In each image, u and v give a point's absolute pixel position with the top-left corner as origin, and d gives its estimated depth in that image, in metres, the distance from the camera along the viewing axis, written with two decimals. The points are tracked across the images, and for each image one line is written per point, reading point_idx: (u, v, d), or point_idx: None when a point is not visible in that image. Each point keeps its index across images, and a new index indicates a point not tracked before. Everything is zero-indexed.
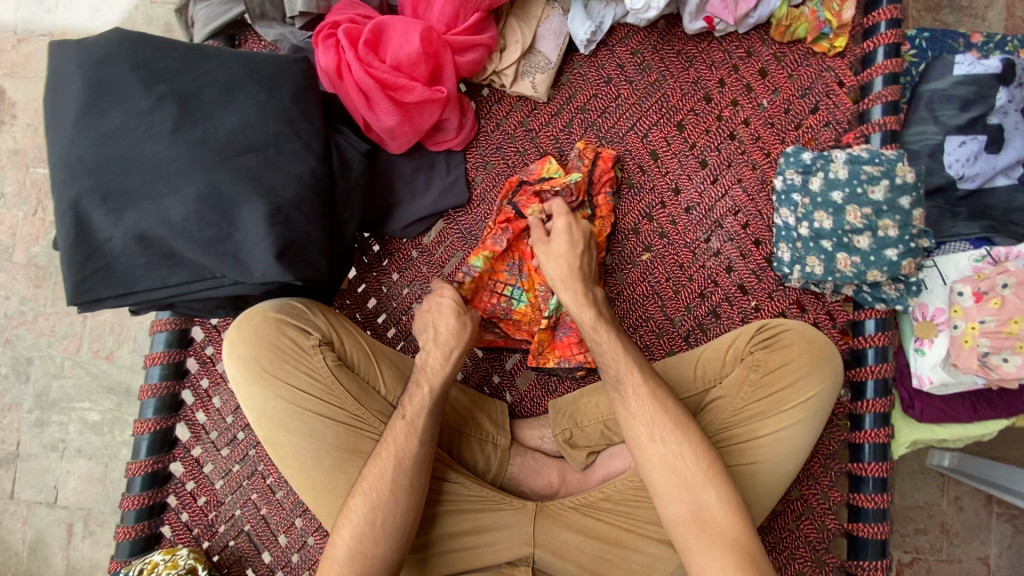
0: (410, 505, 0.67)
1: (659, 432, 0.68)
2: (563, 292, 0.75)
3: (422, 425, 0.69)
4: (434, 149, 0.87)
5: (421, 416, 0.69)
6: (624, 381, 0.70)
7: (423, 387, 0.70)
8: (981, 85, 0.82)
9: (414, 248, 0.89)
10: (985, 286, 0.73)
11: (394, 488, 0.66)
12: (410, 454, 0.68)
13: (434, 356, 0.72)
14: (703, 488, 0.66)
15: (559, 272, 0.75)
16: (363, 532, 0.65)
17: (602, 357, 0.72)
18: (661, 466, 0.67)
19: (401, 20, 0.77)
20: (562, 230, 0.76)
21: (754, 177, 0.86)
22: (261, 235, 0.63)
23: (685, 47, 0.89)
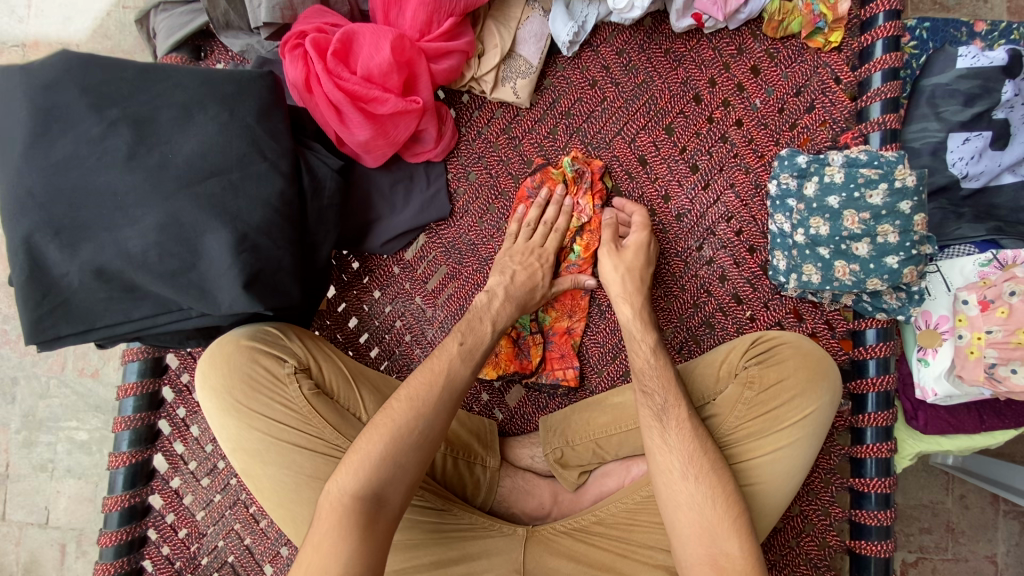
0: (448, 407, 0.65)
1: (694, 471, 0.66)
2: (625, 306, 0.76)
3: (476, 355, 0.69)
4: (412, 160, 0.83)
5: (479, 351, 0.70)
6: (670, 411, 0.69)
7: (488, 324, 0.72)
8: (986, 79, 0.78)
9: (395, 264, 0.86)
10: (991, 295, 0.70)
11: (439, 404, 0.65)
12: (462, 378, 0.67)
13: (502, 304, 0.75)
14: (727, 536, 0.63)
15: (626, 283, 0.76)
16: (400, 435, 0.62)
17: (648, 385, 0.71)
18: (688, 507, 0.65)
19: (371, 28, 0.73)
20: (641, 243, 0.79)
21: (747, 181, 0.83)
22: (227, 264, 0.60)
23: (673, 45, 0.84)
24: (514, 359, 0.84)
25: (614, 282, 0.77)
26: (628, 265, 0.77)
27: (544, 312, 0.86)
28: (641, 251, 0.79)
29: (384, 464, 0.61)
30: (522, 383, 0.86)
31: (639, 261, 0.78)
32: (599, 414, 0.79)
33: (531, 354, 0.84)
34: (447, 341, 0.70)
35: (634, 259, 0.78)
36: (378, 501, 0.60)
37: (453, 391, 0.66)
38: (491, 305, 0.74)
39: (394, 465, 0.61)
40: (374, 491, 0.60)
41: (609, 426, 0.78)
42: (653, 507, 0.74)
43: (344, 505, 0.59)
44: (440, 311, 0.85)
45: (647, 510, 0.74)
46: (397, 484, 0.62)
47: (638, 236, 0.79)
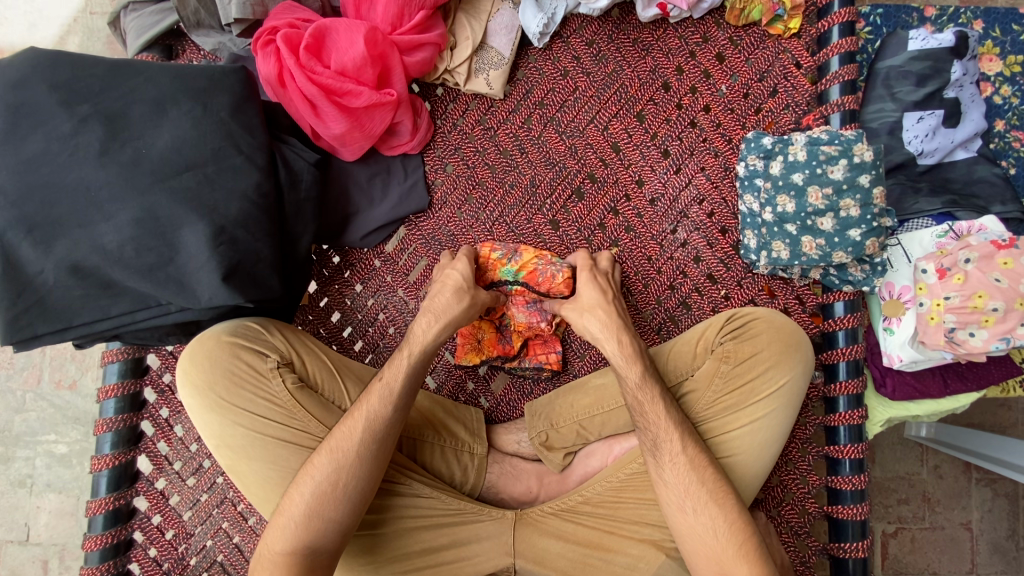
0: (373, 453, 0.65)
1: (691, 504, 0.66)
2: (609, 347, 0.72)
3: (398, 393, 0.67)
4: (389, 153, 0.84)
5: (398, 382, 0.67)
6: (662, 446, 0.68)
7: (407, 355, 0.69)
8: (936, 60, 0.82)
9: (376, 257, 0.87)
10: (948, 262, 0.73)
11: (361, 453, 0.64)
12: (382, 421, 0.65)
13: (430, 322, 0.70)
14: (734, 563, 0.64)
15: (599, 325, 0.73)
16: (324, 493, 0.63)
17: (643, 419, 0.69)
18: (690, 537, 0.66)
19: (345, 23, 0.74)
20: (587, 280, 0.77)
21: (717, 164, 0.85)
22: (205, 257, 0.60)
23: (640, 35, 0.87)
24: (496, 341, 0.84)
25: (588, 326, 0.74)
26: (587, 306, 0.75)
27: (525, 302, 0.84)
28: (592, 284, 0.77)
29: (310, 521, 0.62)
30: (507, 371, 0.87)
31: (597, 294, 0.75)
32: (582, 396, 0.81)
33: (514, 339, 0.84)
34: (371, 384, 0.68)
35: (593, 295, 0.75)
36: (311, 555, 0.62)
37: (376, 439, 0.65)
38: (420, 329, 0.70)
39: (323, 521, 0.62)
40: (306, 546, 0.62)
41: (592, 406, 0.79)
42: (638, 485, 0.75)
43: (275, 564, 0.62)
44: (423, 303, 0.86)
45: (631, 488, 0.75)
46: (332, 534, 0.63)
47: (582, 273, 0.78)
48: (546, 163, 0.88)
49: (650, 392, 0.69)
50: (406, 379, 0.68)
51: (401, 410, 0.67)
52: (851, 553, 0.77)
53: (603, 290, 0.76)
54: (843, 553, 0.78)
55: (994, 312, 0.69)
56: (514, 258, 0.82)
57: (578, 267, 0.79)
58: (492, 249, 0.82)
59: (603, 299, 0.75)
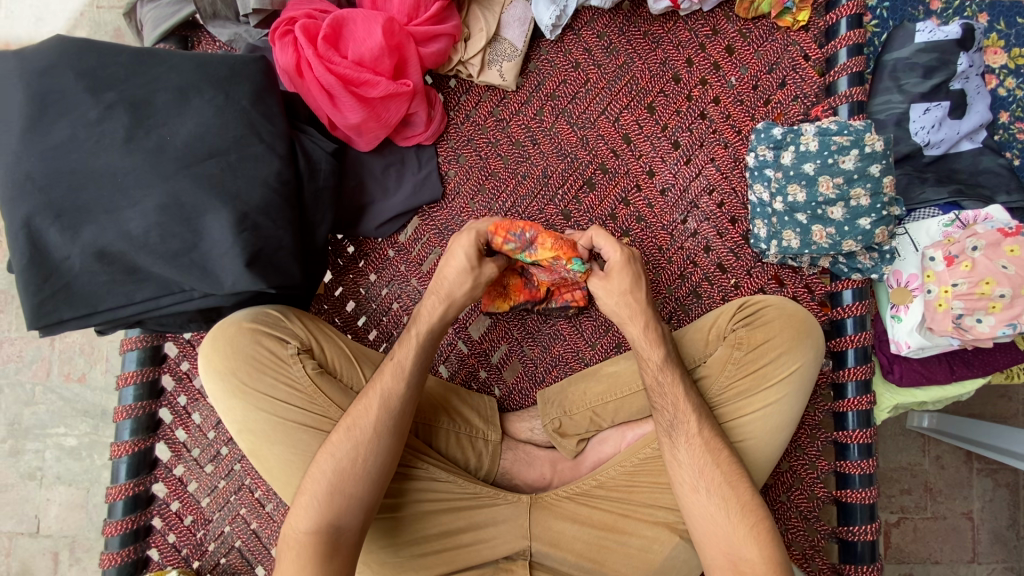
0: (389, 427, 0.66)
1: (705, 483, 0.68)
2: (633, 329, 0.72)
3: (408, 368, 0.69)
4: (403, 144, 0.85)
5: (409, 360, 0.69)
6: (679, 427, 0.70)
7: (415, 333, 0.70)
8: (943, 52, 0.83)
9: (390, 247, 0.88)
10: (956, 250, 0.74)
11: (378, 428, 0.65)
12: (397, 396, 0.67)
13: (434, 303, 0.71)
14: (744, 542, 0.65)
15: (625, 311, 0.72)
16: (344, 468, 0.64)
17: (662, 400, 0.71)
18: (700, 516, 0.67)
19: (362, 13, 0.75)
20: (619, 265, 0.71)
21: (726, 155, 0.87)
22: (229, 244, 0.61)
23: (651, 28, 0.88)
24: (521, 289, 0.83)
25: (611, 310, 0.73)
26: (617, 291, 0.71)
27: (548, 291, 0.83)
28: (627, 269, 0.71)
29: (332, 497, 0.63)
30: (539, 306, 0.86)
31: (627, 283, 0.71)
32: (595, 383, 0.82)
33: (540, 284, 0.82)
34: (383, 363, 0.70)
35: (623, 282, 0.71)
36: (334, 533, 0.62)
37: (390, 413, 0.66)
38: (425, 310, 0.71)
39: (344, 497, 0.63)
40: (331, 524, 0.62)
41: (605, 393, 0.81)
42: (652, 470, 0.76)
43: (300, 544, 0.61)
44: None
45: (645, 473, 0.76)
46: (354, 511, 0.64)
47: (614, 255, 0.71)
48: (558, 154, 0.89)
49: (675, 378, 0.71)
50: (417, 356, 0.70)
51: (414, 385, 0.69)
52: (860, 536, 0.78)
53: (637, 276, 0.72)
54: (852, 536, 0.79)
55: (1001, 298, 0.72)
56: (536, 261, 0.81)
57: (607, 248, 0.71)
58: (505, 238, 0.70)
59: (634, 287, 0.71)
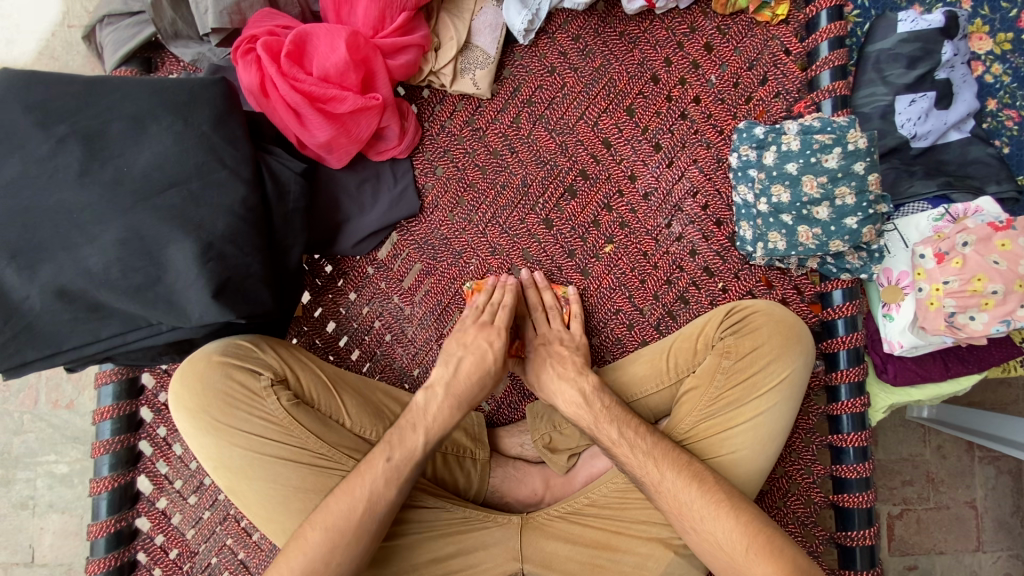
0: (370, 533, 0.63)
1: (687, 522, 0.67)
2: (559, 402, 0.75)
3: (403, 476, 0.66)
4: (377, 158, 0.83)
5: (408, 466, 0.66)
6: (645, 480, 0.69)
7: (420, 434, 0.68)
8: (926, 41, 0.81)
9: (369, 264, 0.86)
10: (946, 247, 0.72)
11: (358, 534, 0.63)
12: (384, 503, 0.64)
13: (441, 407, 0.70)
14: (748, 565, 0.63)
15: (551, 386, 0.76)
16: (314, 571, 0.61)
17: (616, 456, 0.70)
18: (703, 545, 0.66)
19: (325, 28, 0.73)
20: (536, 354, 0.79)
21: (709, 156, 0.85)
22: (194, 275, 0.59)
23: (626, 28, 0.86)
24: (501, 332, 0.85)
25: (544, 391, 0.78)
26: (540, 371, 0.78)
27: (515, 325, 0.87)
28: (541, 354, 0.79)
29: None
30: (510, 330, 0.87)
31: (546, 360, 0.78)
32: None
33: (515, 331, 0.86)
34: (374, 454, 0.67)
35: (543, 361, 0.78)
36: None
37: (374, 520, 0.64)
38: (429, 407, 0.70)
39: None
40: None
41: None
42: None
43: None
44: (419, 308, 0.86)
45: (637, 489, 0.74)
46: None
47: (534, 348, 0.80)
48: (536, 162, 0.87)
49: (609, 426, 0.71)
50: (415, 463, 0.67)
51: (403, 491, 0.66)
52: (859, 541, 0.77)
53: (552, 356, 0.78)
54: (851, 542, 0.77)
55: (993, 295, 0.70)
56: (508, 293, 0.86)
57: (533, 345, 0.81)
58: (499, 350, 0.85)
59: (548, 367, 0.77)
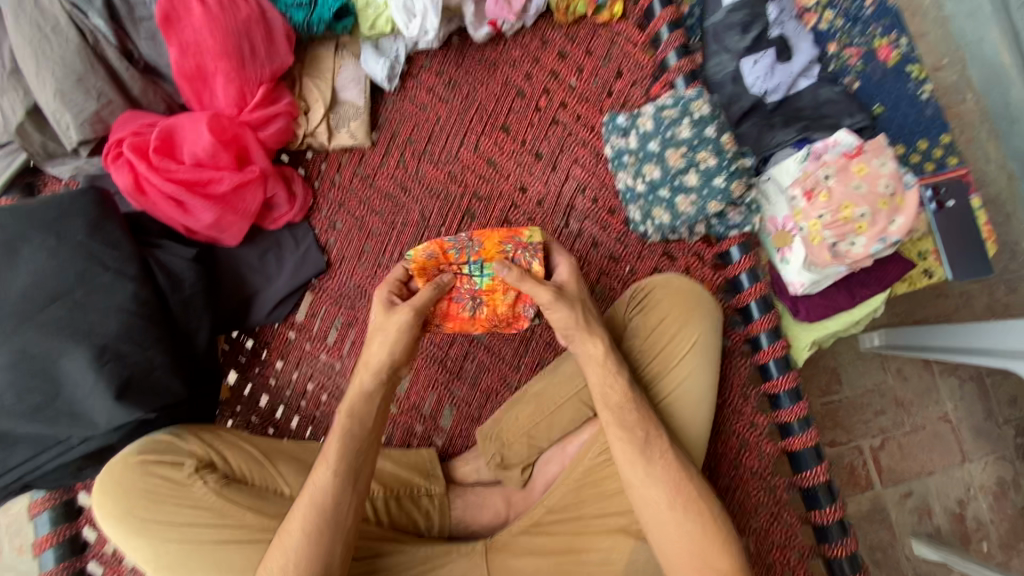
0: (322, 525, 0.62)
1: (681, 500, 0.66)
2: (584, 350, 0.70)
3: (333, 460, 0.64)
4: (273, 227, 0.85)
5: (337, 443, 0.65)
6: (653, 443, 0.68)
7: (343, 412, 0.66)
8: (751, 7, 0.88)
9: (289, 330, 0.87)
10: (811, 184, 0.77)
11: (305, 529, 0.62)
12: (324, 491, 0.63)
13: (370, 370, 0.67)
14: (717, 556, 0.64)
15: (565, 322, 0.69)
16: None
17: (627, 416, 0.69)
18: (678, 536, 0.65)
19: (188, 117, 0.75)
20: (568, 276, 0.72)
21: (587, 153, 0.89)
22: (93, 382, 0.61)
23: (483, 56, 0.91)
24: (447, 299, 0.73)
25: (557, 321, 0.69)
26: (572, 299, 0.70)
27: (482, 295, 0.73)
28: (577, 284, 0.72)
29: None
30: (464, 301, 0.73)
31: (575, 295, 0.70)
32: (524, 406, 0.81)
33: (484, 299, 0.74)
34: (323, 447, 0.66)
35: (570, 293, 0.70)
36: None
37: (322, 508, 0.62)
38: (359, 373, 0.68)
39: None
40: None
41: (534, 415, 0.80)
42: (594, 479, 0.76)
43: None
44: (348, 360, 0.86)
45: (590, 485, 0.76)
46: None
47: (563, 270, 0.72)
48: (430, 195, 0.90)
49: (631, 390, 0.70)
50: (344, 441, 0.65)
51: (344, 477, 0.64)
52: (815, 479, 0.79)
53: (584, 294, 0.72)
54: (808, 482, 0.79)
55: (863, 218, 0.74)
56: (474, 252, 0.72)
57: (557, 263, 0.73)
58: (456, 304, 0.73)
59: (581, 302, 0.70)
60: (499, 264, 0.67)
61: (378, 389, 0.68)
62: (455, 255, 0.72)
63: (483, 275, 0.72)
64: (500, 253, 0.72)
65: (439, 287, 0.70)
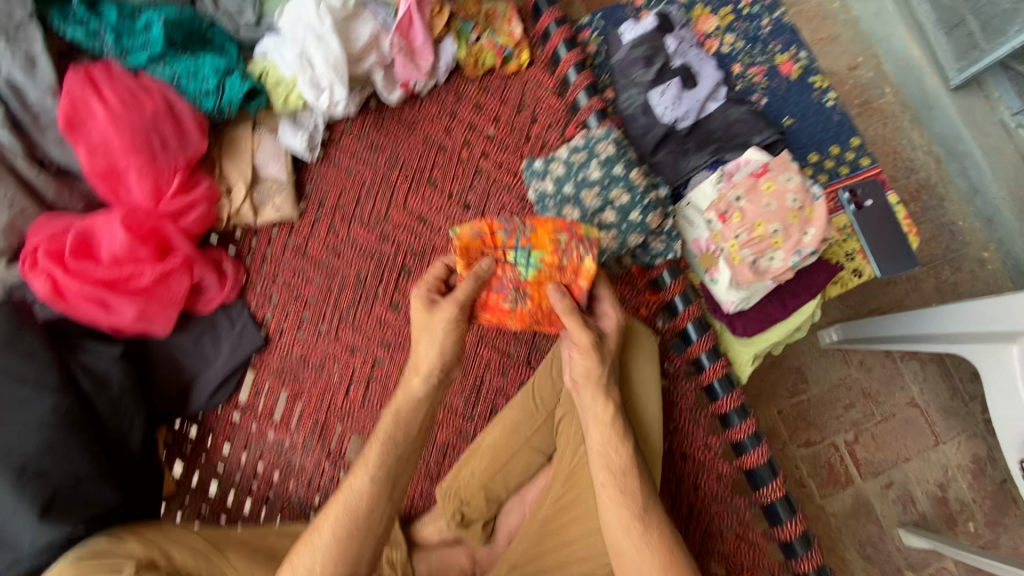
0: (347, 533, 0.59)
1: None
2: (598, 413, 0.69)
3: (375, 463, 0.63)
4: (206, 309, 0.84)
5: (392, 444, 0.64)
6: (651, 513, 0.64)
7: (395, 410, 0.66)
8: (652, 42, 0.91)
9: (233, 412, 0.85)
10: (724, 206, 0.80)
11: (334, 533, 0.58)
12: (357, 495, 0.61)
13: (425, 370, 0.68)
14: None
15: (585, 372, 0.69)
16: None
17: (628, 483, 0.66)
18: None
19: (104, 215, 0.75)
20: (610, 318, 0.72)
21: (513, 198, 0.91)
22: (14, 504, 0.60)
23: (402, 116, 0.93)
24: (487, 289, 0.72)
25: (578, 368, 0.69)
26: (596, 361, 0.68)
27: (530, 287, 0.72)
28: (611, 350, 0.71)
29: None
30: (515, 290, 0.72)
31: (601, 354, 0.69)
32: (478, 460, 0.79)
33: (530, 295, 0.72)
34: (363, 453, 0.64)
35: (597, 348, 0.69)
36: None
37: (350, 511, 0.60)
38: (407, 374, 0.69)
39: None
40: None
41: (490, 467, 0.79)
42: (555, 528, 0.74)
43: None
44: (297, 435, 0.85)
45: (550, 536, 0.74)
46: None
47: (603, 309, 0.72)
48: (364, 258, 0.90)
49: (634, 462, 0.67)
50: (391, 449, 0.64)
51: (381, 486, 0.62)
52: (773, 494, 0.79)
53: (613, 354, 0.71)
54: (767, 498, 0.79)
55: (777, 233, 0.77)
56: (524, 237, 0.70)
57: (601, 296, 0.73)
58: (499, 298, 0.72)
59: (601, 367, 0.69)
60: (554, 291, 0.70)
61: (429, 403, 0.68)
62: (506, 237, 0.70)
63: (529, 264, 0.71)
64: (552, 243, 0.70)
65: (478, 277, 0.69)
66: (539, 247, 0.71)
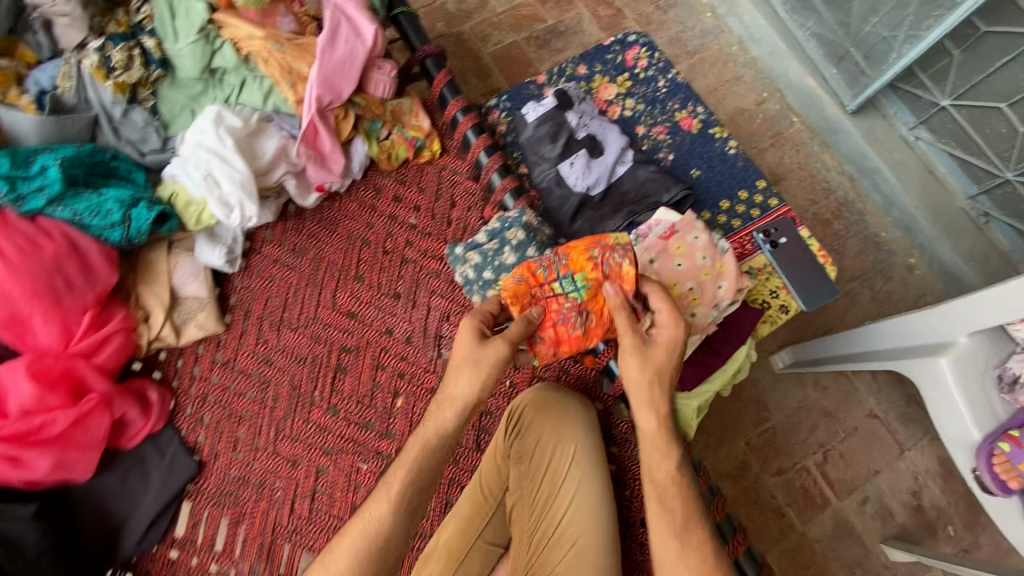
0: (370, 560, 0.60)
1: None
2: (651, 423, 0.64)
3: (395, 491, 0.62)
4: (132, 443, 0.81)
5: (417, 467, 0.64)
6: (694, 526, 0.60)
7: (428, 430, 0.66)
8: (554, 119, 0.96)
9: (169, 549, 0.80)
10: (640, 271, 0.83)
11: (351, 560, 0.59)
12: (376, 519, 0.61)
13: (456, 398, 0.66)
14: None
15: (637, 373, 0.65)
16: None
17: (669, 498, 0.62)
18: None
19: (6, 366, 0.72)
20: (663, 311, 0.67)
21: (442, 282, 0.91)
22: None
23: (322, 217, 0.94)
24: (549, 327, 0.75)
25: (630, 370, 0.66)
26: (648, 358, 0.65)
27: (586, 307, 0.76)
28: (668, 345, 0.66)
29: None
30: (577, 314, 0.75)
31: (658, 345, 0.66)
32: (433, 564, 0.75)
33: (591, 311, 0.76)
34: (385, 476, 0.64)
35: (651, 345, 0.66)
36: None
37: (371, 534, 0.60)
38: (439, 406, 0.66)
39: None
40: None
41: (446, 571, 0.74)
42: None
43: None
44: (242, 563, 0.80)
45: None
46: None
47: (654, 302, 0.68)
48: (297, 363, 0.88)
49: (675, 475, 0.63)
50: (411, 476, 0.63)
51: (404, 512, 0.62)
52: (736, 551, 0.78)
53: (673, 340, 0.67)
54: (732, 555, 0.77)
55: (693, 292, 0.80)
56: (563, 265, 0.76)
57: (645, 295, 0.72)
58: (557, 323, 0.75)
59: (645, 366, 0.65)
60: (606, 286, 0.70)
61: (456, 428, 0.66)
62: (546, 271, 0.76)
63: (576, 286, 0.75)
64: (589, 260, 0.75)
65: (528, 321, 0.71)
66: (574, 266, 0.76)
